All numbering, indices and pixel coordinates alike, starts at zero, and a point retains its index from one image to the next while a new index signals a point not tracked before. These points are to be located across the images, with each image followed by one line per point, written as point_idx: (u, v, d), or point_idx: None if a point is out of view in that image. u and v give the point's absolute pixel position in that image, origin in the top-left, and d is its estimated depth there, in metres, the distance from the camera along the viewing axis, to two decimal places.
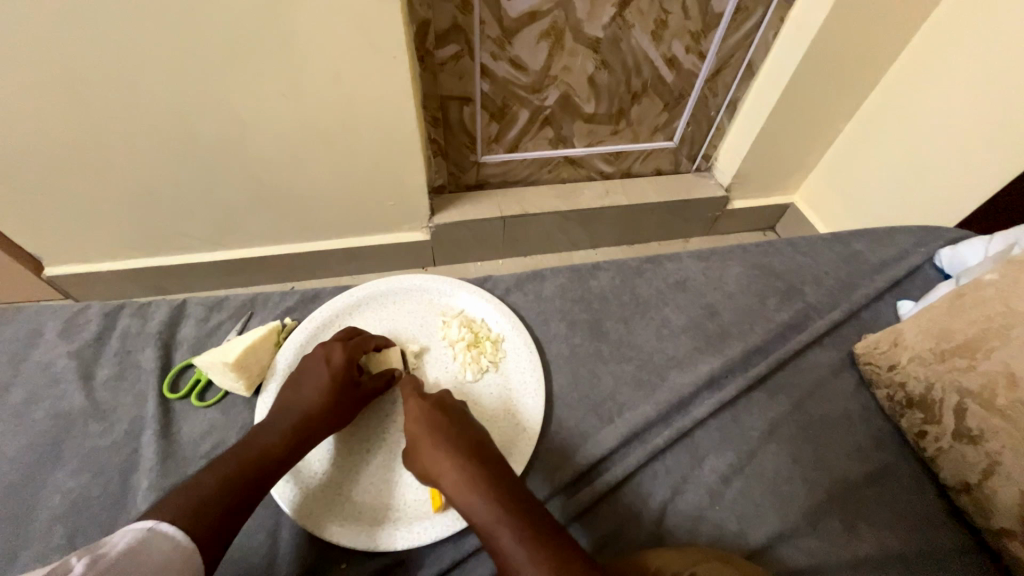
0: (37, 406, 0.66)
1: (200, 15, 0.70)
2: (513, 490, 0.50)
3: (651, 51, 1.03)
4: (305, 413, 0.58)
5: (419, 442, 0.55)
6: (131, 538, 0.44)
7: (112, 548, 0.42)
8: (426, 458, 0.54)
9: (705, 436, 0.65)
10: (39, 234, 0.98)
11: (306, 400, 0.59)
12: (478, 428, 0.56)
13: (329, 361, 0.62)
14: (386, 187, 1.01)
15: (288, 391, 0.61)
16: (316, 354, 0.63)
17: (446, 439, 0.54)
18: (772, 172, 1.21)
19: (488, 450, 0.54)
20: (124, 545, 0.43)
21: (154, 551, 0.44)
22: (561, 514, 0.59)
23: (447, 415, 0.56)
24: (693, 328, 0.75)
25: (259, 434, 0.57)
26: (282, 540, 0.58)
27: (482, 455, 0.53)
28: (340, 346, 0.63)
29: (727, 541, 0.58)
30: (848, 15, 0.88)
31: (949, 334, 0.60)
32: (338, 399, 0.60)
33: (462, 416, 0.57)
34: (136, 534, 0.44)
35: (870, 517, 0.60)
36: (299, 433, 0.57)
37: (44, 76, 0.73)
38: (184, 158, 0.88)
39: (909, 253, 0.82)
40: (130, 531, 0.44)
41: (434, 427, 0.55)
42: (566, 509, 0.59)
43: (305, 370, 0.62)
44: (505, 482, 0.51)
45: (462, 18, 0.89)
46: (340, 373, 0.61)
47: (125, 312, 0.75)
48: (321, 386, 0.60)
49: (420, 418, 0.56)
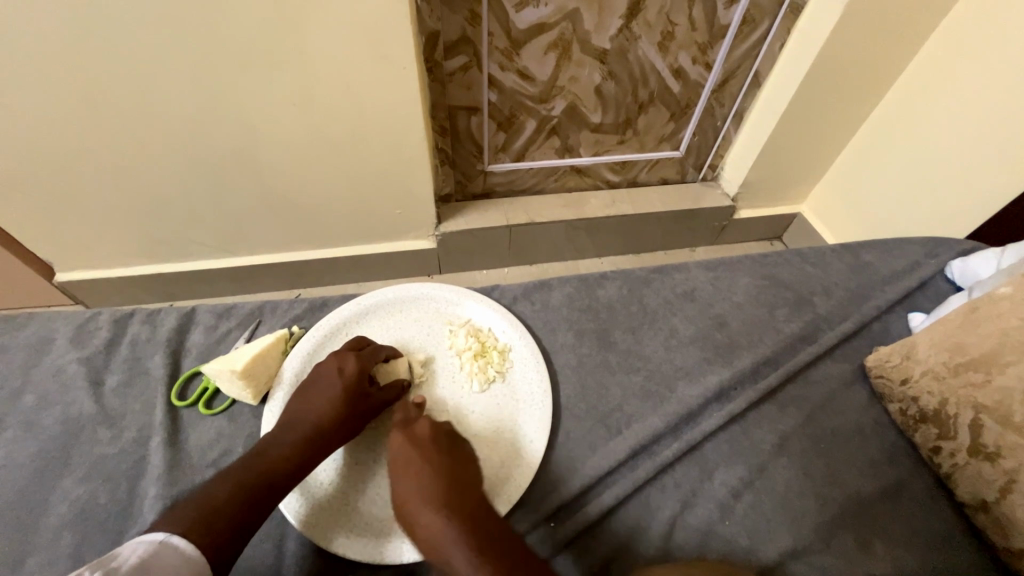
0: (46, 411, 0.66)
1: (214, 25, 0.71)
2: (490, 535, 0.48)
3: (658, 61, 1.04)
4: (315, 424, 0.58)
5: (401, 482, 0.53)
6: (141, 552, 0.44)
7: (123, 563, 0.43)
8: (404, 499, 0.52)
9: (715, 449, 0.64)
10: (50, 240, 0.99)
11: (317, 410, 0.59)
12: (465, 464, 0.55)
13: (342, 371, 0.61)
14: (394, 196, 1.02)
15: (298, 401, 0.60)
16: (328, 364, 0.63)
17: (427, 481, 0.52)
18: (779, 182, 1.20)
19: (471, 492, 0.52)
20: (133, 560, 0.44)
21: (163, 563, 0.45)
22: (545, 547, 0.57)
23: (433, 451, 0.54)
24: (702, 338, 0.75)
25: (269, 445, 0.56)
26: (288, 552, 0.57)
27: (457, 496, 0.51)
28: (352, 356, 0.63)
29: (738, 557, 0.57)
30: (854, 26, 0.89)
31: (962, 348, 0.59)
32: (348, 409, 0.60)
33: (448, 452, 0.55)
34: (147, 547, 0.45)
35: (884, 533, 0.59)
36: (308, 444, 0.57)
37: (60, 85, 0.74)
38: (195, 166, 0.89)
39: (919, 265, 0.82)
40: (142, 543, 0.45)
41: (413, 463, 0.53)
42: (547, 542, 0.57)
43: (315, 380, 0.62)
44: (484, 527, 0.49)
45: (471, 30, 0.90)
46: (352, 384, 0.61)
47: (135, 319, 0.75)
48: (331, 397, 0.59)
49: (405, 455, 0.54)
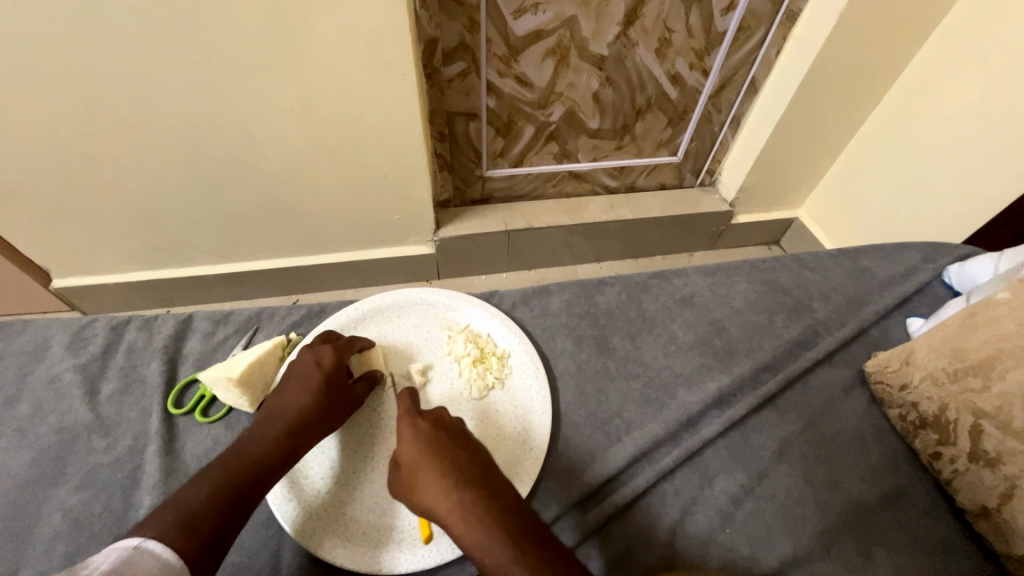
0: (41, 419, 0.66)
1: (213, 32, 0.71)
2: (524, 524, 0.48)
3: (655, 68, 1.04)
4: (298, 418, 0.57)
5: (419, 468, 0.51)
6: (114, 558, 0.42)
7: (94, 570, 0.41)
8: (426, 491, 0.50)
9: (715, 456, 0.64)
10: (47, 246, 0.98)
11: (298, 404, 0.58)
12: (485, 451, 0.54)
13: (320, 363, 0.61)
14: (392, 201, 1.02)
15: (275, 398, 0.60)
16: (304, 358, 0.62)
17: (451, 466, 0.51)
18: (776, 187, 1.21)
19: (496, 476, 0.52)
20: (107, 564, 0.41)
21: (138, 570, 0.42)
22: (569, 537, 0.58)
23: (450, 437, 0.54)
24: (701, 344, 0.75)
25: (248, 443, 0.55)
26: (285, 561, 0.57)
27: (489, 484, 0.50)
28: (330, 349, 0.63)
29: (739, 566, 0.57)
30: (849, 34, 0.89)
31: (962, 354, 0.59)
32: (329, 401, 0.60)
33: (465, 438, 0.54)
34: (120, 554, 0.43)
35: (886, 541, 0.59)
36: (291, 439, 0.56)
37: (57, 92, 0.74)
38: (193, 172, 0.89)
39: (917, 270, 0.82)
40: (115, 550, 0.43)
41: (434, 453, 0.52)
42: (572, 533, 0.58)
43: (292, 374, 0.61)
44: (517, 517, 0.48)
45: (470, 36, 0.91)
46: (332, 375, 0.61)
47: (131, 326, 0.75)
48: (311, 389, 0.59)
49: (421, 441, 0.53)
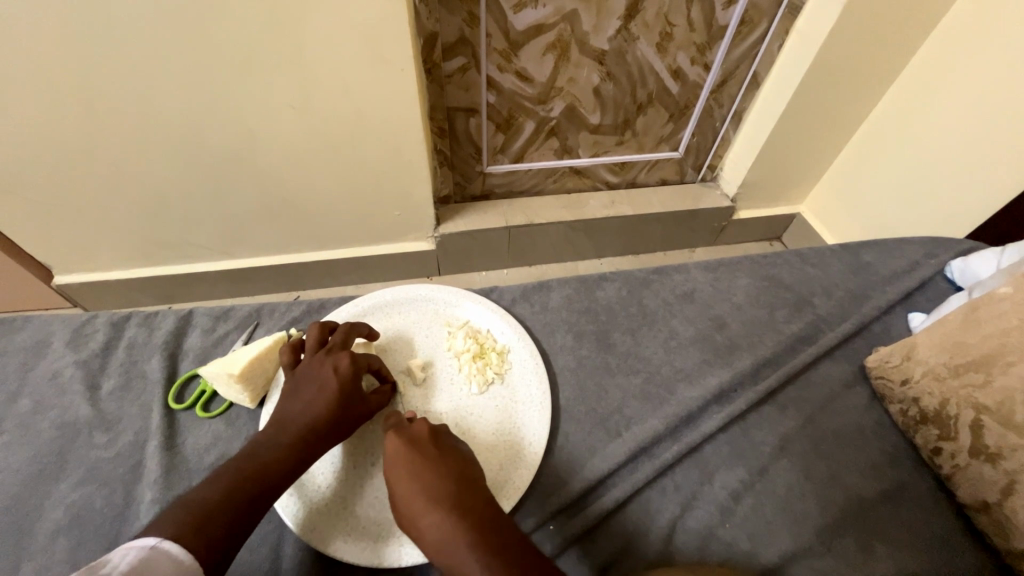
0: (43, 415, 0.66)
1: (213, 30, 0.71)
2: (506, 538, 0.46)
3: (656, 62, 1.03)
4: (307, 424, 0.56)
5: (398, 488, 0.50)
6: (132, 558, 0.42)
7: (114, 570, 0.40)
8: (406, 511, 0.49)
9: (715, 452, 0.64)
10: (49, 243, 0.98)
11: (309, 410, 0.57)
12: (465, 462, 0.52)
13: (337, 369, 0.59)
14: (393, 197, 1.01)
15: (284, 400, 0.58)
16: (320, 363, 0.60)
17: (425, 484, 0.49)
18: (779, 182, 1.20)
19: (475, 490, 0.49)
20: (127, 565, 0.41)
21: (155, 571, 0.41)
22: (561, 539, 0.57)
23: (427, 453, 0.51)
24: (701, 340, 0.75)
25: (256, 446, 0.54)
26: (286, 555, 0.57)
27: (466, 500, 0.48)
28: (347, 355, 0.61)
29: (738, 560, 0.57)
30: (852, 28, 0.89)
31: (964, 349, 0.59)
32: (342, 410, 0.58)
33: (441, 450, 0.52)
34: (138, 554, 0.42)
35: (886, 535, 0.59)
36: (302, 445, 0.55)
37: (56, 88, 0.74)
38: (194, 167, 0.88)
39: (919, 265, 0.82)
40: (133, 549, 0.43)
41: (410, 471, 0.50)
42: (560, 533, 0.57)
43: (306, 376, 0.59)
44: (494, 534, 0.46)
45: (469, 31, 0.90)
46: (347, 384, 0.59)
47: (131, 322, 0.75)
48: (323, 396, 0.57)
49: (396, 462, 0.51)
